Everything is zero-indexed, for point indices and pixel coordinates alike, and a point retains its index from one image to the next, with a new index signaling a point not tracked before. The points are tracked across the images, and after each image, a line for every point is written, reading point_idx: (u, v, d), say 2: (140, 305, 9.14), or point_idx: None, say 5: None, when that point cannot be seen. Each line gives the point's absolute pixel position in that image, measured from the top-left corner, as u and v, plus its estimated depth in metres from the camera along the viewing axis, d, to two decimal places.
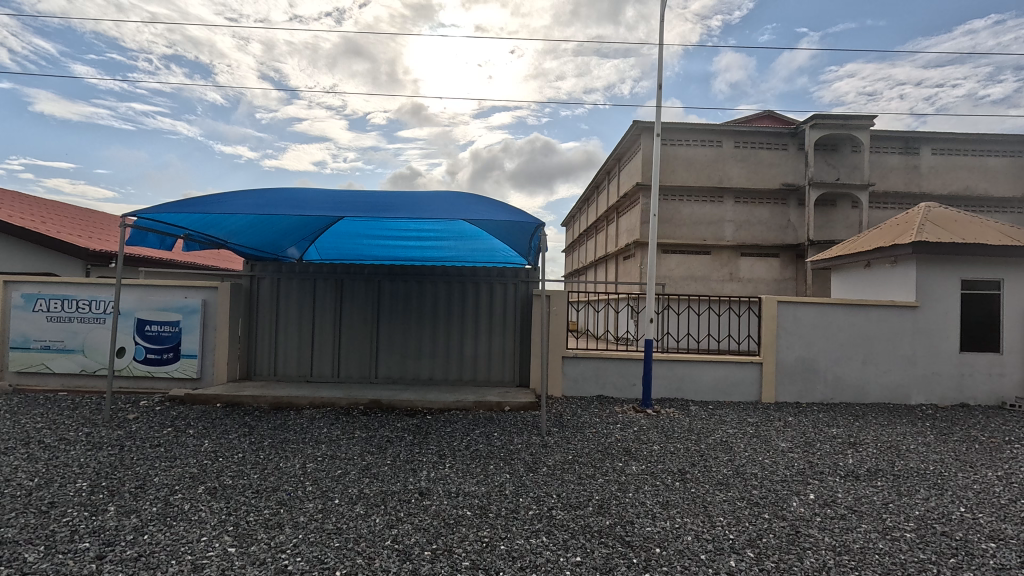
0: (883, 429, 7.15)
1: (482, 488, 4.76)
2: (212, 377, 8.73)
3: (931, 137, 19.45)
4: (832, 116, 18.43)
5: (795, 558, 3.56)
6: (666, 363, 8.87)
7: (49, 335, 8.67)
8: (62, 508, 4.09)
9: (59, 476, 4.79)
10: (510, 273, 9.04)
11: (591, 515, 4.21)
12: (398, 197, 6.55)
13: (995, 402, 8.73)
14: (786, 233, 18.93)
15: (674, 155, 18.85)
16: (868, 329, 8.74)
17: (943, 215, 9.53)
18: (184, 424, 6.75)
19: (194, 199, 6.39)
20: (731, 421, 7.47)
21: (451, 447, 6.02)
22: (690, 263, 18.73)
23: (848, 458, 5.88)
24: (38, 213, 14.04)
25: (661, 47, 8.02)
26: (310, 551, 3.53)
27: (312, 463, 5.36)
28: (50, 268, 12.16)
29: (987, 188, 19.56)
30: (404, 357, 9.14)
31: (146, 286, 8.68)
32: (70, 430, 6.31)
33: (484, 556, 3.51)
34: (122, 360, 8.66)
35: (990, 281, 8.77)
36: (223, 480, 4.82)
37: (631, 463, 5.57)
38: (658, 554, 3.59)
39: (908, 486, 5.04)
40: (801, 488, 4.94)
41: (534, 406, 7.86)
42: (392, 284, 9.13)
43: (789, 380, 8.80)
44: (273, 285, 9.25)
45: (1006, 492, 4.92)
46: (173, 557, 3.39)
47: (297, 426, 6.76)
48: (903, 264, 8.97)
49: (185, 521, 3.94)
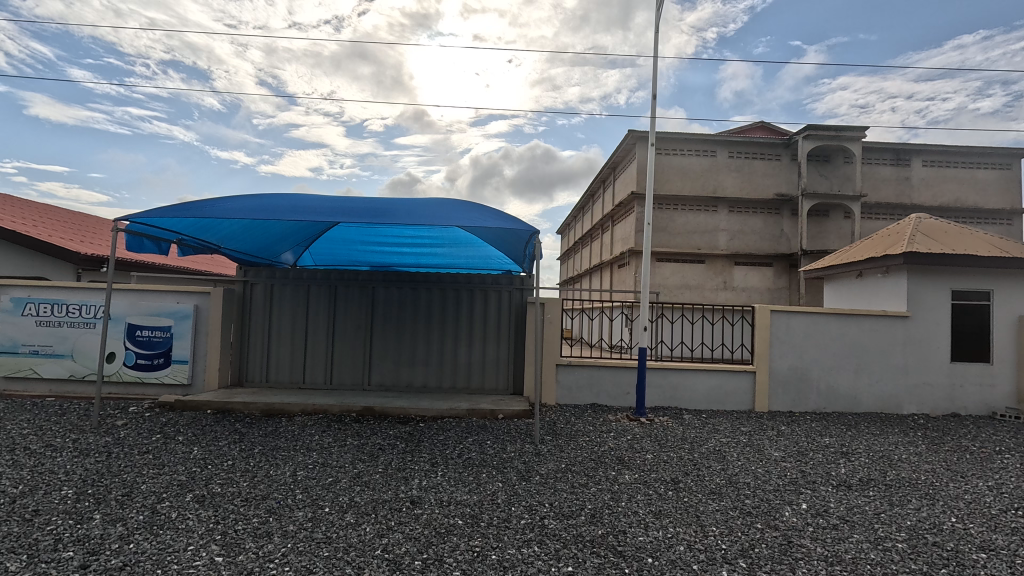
0: (876, 439, 7.17)
1: (474, 497, 4.73)
2: (203, 384, 8.66)
3: (922, 149, 19.71)
4: (825, 127, 18.66)
5: (787, 569, 3.54)
6: (660, 372, 8.88)
7: (38, 340, 8.58)
8: (47, 516, 4.03)
9: (44, 483, 4.72)
10: (504, 281, 9.06)
11: (583, 524, 4.18)
12: (394, 204, 6.53)
13: (987, 412, 8.79)
14: (779, 243, 19.09)
15: (668, 165, 18.99)
16: (860, 338, 8.79)
17: (934, 226, 9.64)
18: (173, 431, 6.67)
19: (190, 203, 6.37)
20: (724, 430, 7.47)
21: (443, 455, 5.98)
22: (683, 272, 18.87)
23: (840, 468, 5.90)
24: (31, 217, 13.95)
25: (656, 57, 8.13)
26: (299, 560, 3.48)
27: (302, 471, 5.31)
28: (41, 272, 12.08)
29: (976, 200, 19.80)
30: (397, 365, 9.09)
31: (138, 291, 8.61)
32: (57, 436, 6.25)
33: (474, 566, 3.48)
34: (112, 365, 8.57)
35: (981, 292, 8.84)
36: (212, 488, 4.77)
37: (624, 472, 5.56)
38: (650, 565, 3.56)
39: (899, 496, 5.05)
40: (793, 497, 4.94)
41: (527, 414, 7.82)
42: (386, 291, 9.11)
43: (783, 389, 8.82)
44: (266, 290, 9.20)
45: (998, 503, 4.94)
46: (158, 567, 3.34)
47: (289, 433, 6.71)
48: (893, 275, 9.05)
49: (172, 529, 3.89)
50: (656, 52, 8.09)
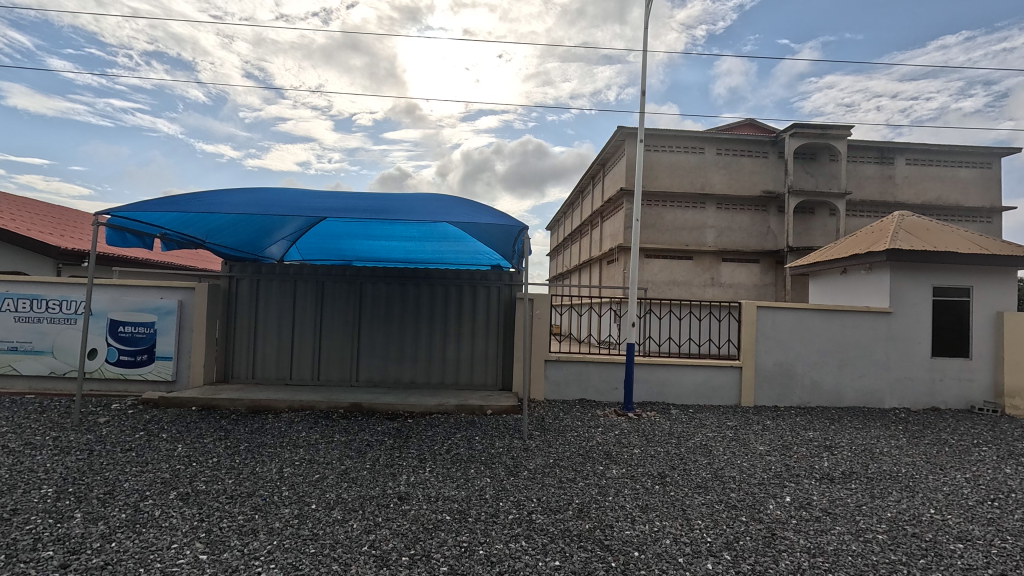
0: (858, 433, 7.29)
1: (462, 492, 4.73)
2: (188, 380, 8.55)
3: (906, 148, 19.99)
4: (811, 125, 18.84)
5: (771, 560, 3.60)
6: (647, 367, 8.94)
7: (16, 336, 8.40)
8: (26, 515, 3.95)
9: (23, 481, 4.63)
10: (493, 276, 9.07)
11: (570, 519, 4.21)
12: (383, 199, 6.48)
13: (966, 405, 8.99)
14: (765, 240, 19.30)
15: (657, 162, 19.07)
16: (844, 334, 8.92)
17: (917, 223, 9.78)
18: (157, 428, 6.58)
19: (172, 198, 6.26)
20: (710, 424, 7.55)
21: (431, 451, 5.97)
22: (671, 268, 19.00)
23: (823, 462, 5.98)
24: (8, 210, 13.62)
25: (645, 53, 8.13)
26: (285, 557, 3.46)
27: (289, 467, 5.27)
28: (19, 266, 11.81)
29: (957, 198, 20.17)
30: (385, 360, 9.04)
31: (120, 286, 8.45)
32: (37, 434, 6.13)
33: (462, 561, 3.48)
34: (94, 362, 8.42)
35: (961, 288, 9.01)
36: (196, 486, 4.70)
37: (611, 466, 5.60)
38: (636, 558, 3.59)
39: (881, 488, 5.15)
40: (777, 490, 5.01)
41: (516, 410, 7.84)
42: (375, 286, 9.06)
43: (768, 384, 8.92)
44: (252, 285, 9.10)
45: (975, 494, 5.06)
46: (141, 566, 3.29)
47: (275, 430, 6.65)
48: (877, 272, 9.18)
49: (155, 528, 3.84)
50: (645, 49, 8.10)
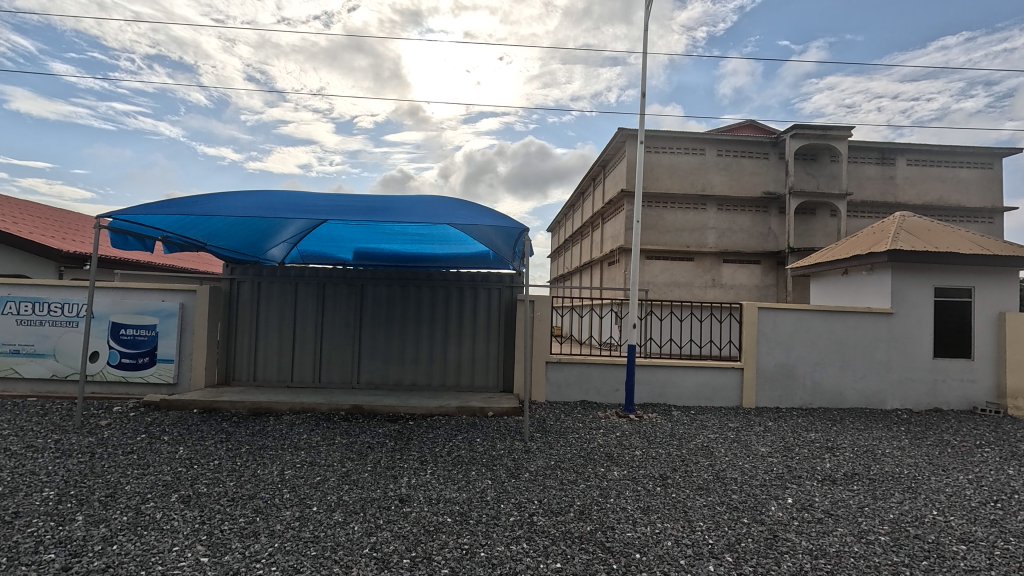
0: (860, 434, 7.27)
1: (463, 494, 4.72)
2: (189, 383, 8.56)
3: (907, 148, 19.97)
4: (811, 126, 18.84)
5: (772, 562, 3.59)
6: (649, 368, 8.93)
7: (19, 339, 8.42)
8: (27, 518, 3.94)
9: (24, 485, 4.63)
10: (494, 278, 9.07)
11: (572, 521, 4.20)
12: (385, 202, 6.50)
13: (968, 406, 8.96)
14: (766, 240, 19.27)
15: (657, 163, 19.07)
16: (845, 335, 8.91)
17: (918, 223, 9.78)
18: (159, 431, 6.57)
19: (176, 200, 6.29)
20: (712, 426, 7.54)
21: (432, 453, 5.97)
22: (672, 270, 18.98)
23: (825, 463, 5.97)
24: (9, 212, 13.66)
25: (645, 54, 8.14)
26: (285, 560, 3.45)
27: (290, 470, 5.26)
28: (21, 269, 11.85)
29: (958, 198, 20.16)
30: (386, 363, 9.04)
31: (122, 289, 8.48)
32: (38, 437, 6.13)
33: (463, 564, 3.47)
34: (95, 365, 8.42)
35: (962, 289, 9.00)
36: (198, 489, 4.70)
37: (613, 468, 5.58)
38: (637, 560, 3.58)
39: (883, 490, 5.12)
40: (779, 492, 5.00)
41: (517, 411, 7.83)
42: (376, 288, 9.06)
43: (769, 385, 8.91)
44: (253, 287, 9.11)
45: (977, 496, 5.03)
46: (143, 568, 3.30)
47: (276, 432, 6.64)
48: (879, 272, 9.16)
49: (157, 530, 3.84)
50: (645, 52, 8.12)
